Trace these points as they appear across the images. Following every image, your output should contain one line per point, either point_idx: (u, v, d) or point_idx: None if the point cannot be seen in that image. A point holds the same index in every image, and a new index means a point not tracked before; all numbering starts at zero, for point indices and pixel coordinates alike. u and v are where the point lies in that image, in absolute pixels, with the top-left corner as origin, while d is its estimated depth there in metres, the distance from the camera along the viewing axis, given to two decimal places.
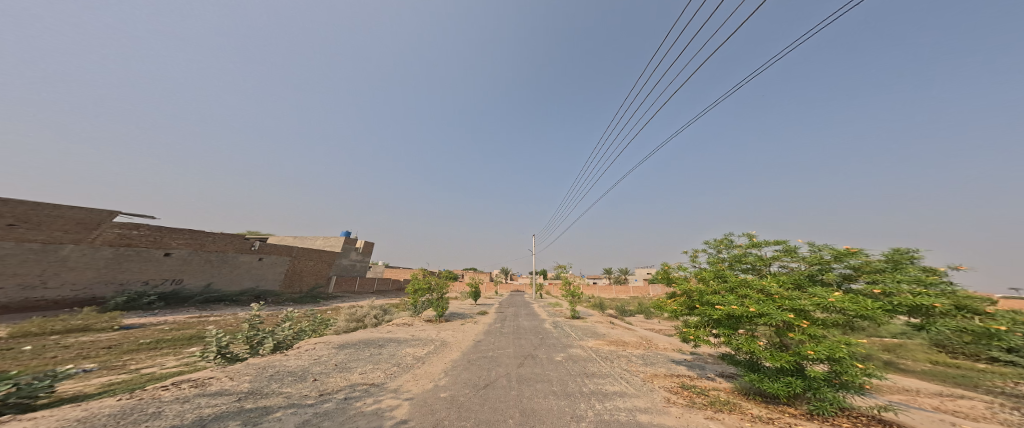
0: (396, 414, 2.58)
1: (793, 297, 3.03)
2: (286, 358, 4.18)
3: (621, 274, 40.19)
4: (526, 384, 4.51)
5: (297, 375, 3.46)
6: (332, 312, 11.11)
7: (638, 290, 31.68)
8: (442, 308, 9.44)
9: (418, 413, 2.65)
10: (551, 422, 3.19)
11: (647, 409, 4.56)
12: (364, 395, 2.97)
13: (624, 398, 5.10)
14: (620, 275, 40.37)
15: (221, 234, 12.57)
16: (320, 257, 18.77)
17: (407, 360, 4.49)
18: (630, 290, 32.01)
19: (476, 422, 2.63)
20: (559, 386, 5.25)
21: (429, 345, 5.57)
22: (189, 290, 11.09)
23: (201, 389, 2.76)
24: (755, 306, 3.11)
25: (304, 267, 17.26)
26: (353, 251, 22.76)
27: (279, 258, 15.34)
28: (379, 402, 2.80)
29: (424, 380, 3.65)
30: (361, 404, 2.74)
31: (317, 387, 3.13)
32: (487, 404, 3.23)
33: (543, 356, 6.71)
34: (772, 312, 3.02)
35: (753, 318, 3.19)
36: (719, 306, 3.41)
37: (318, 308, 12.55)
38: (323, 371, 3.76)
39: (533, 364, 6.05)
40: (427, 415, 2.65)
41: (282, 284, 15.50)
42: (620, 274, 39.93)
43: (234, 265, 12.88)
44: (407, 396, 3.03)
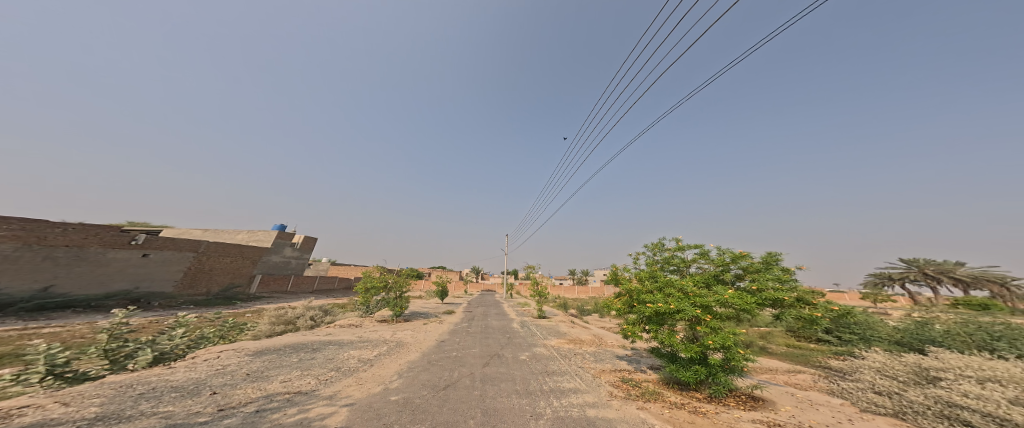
0: (329, 422, 2.36)
1: (702, 294, 3.52)
2: (171, 372, 3.51)
3: (582, 275, 42.37)
4: (489, 383, 4.48)
5: (186, 391, 2.93)
6: (253, 315, 9.67)
7: (596, 291, 33.79)
8: (400, 308, 8.89)
9: (360, 419, 2.46)
10: (512, 421, 3.20)
11: (594, 404, 4.87)
12: (283, 405, 2.65)
13: (576, 394, 5.38)
14: (581, 275, 42.35)
15: (77, 225, 10.10)
16: (241, 253, 16.29)
17: (352, 363, 4.14)
18: (589, 290, 33.94)
19: (433, 423, 2.52)
20: (521, 385, 5.35)
21: (382, 347, 5.22)
22: (6, 297, 8.27)
23: (8, 421, 2.15)
24: (674, 304, 3.55)
25: (215, 265, 14.78)
26: (285, 247, 20.37)
27: (174, 255, 12.86)
28: (306, 412, 2.53)
29: (370, 383, 3.40)
30: (279, 415, 2.43)
31: (216, 402, 2.69)
32: (447, 405, 3.14)
33: (508, 355, 6.72)
34: (685, 307, 3.49)
35: (674, 314, 3.64)
36: (650, 304, 3.82)
37: (233, 311, 10.80)
38: (227, 382, 3.25)
39: (499, 363, 6.05)
40: (371, 420, 2.47)
41: (177, 285, 12.86)
42: (583, 275, 41.94)
43: (97, 264, 10.23)
44: (345, 402, 2.79)
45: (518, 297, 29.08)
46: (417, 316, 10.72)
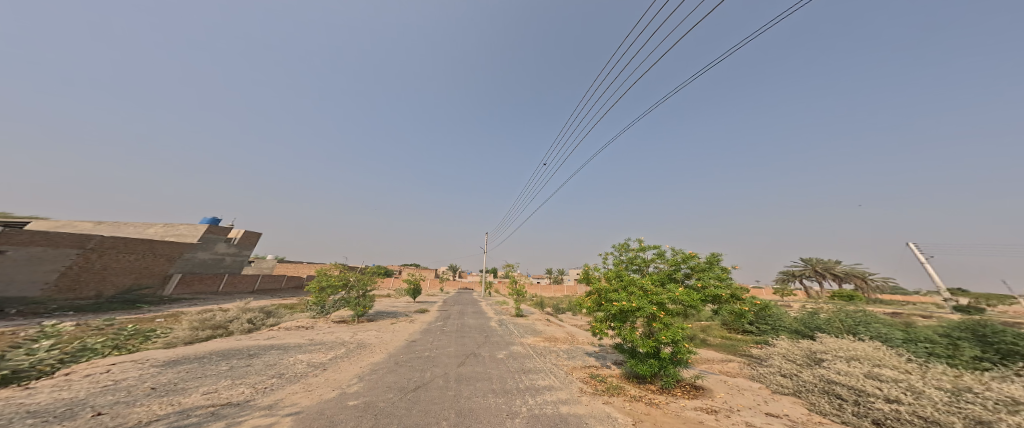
0: None
1: (659, 292, 3.77)
2: (34, 395, 2.91)
3: (558, 274, 43.23)
4: (465, 382, 4.41)
5: (54, 414, 2.43)
6: (168, 319, 8.44)
7: (570, 290, 34.72)
8: (363, 307, 8.48)
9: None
10: (488, 422, 3.16)
11: (566, 400, 5.00)
12: (208, 420, 2.38)
13: (550, 391, 5.48)
14: (557, 274, 43.22)
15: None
16: (151, 249, 13.77)
17: (301, 369, 3.85)
18: (564, 289, 34.75)
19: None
20: (498, 384, 5.34)
21: (339, 349, 4.92)
22: None
23: None
24: (636, 302, 3.76)
25: (114, 264, 12.17)
26: (219, 243, 18.05)
27: (49, 252, 10.30)
28: (238, 425, 2.30)
29: (323, 389, 3.17)
30: None
31: (109, 423, 2.31)
32: (417, 406, 3.03)
33: (485, 354, 6.63)
34: (645, 305, 3.71)
35: (634, 312, 3.88)
36: (616, 302, 4.00)
37: (147, 314, 9.36)
38: (121, 401, 2.77)
39: (475, 362, 5.95)
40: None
41: (53, 288, 10.22)
42: (559, 274, 42.81)
43: None
44: (289, 411, 2.58)
45: (496, 295, 29.07)
46: (384, 315, 10.19)
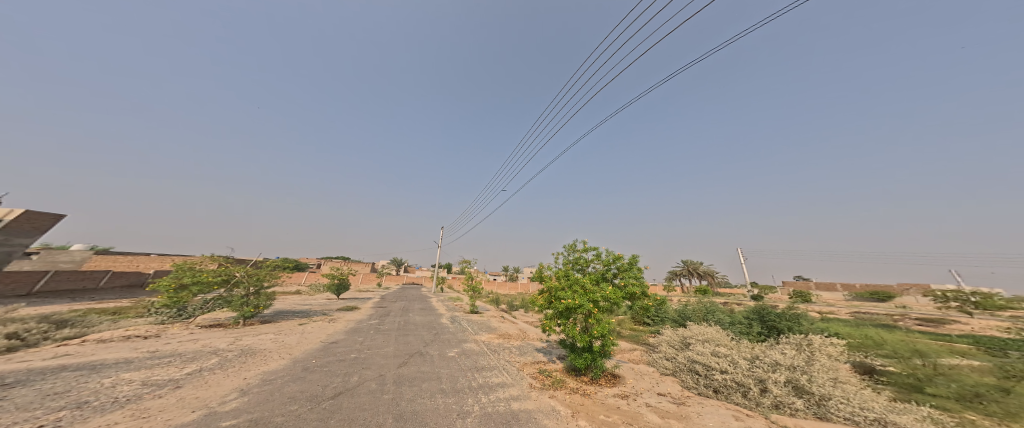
0: None
1: (596, 291, 4.06)
2: None
3: (514, 272, 43.85)
4: (406, 383, 4.15)
5: None
6: None
7: (524, 287, 35.60)
8: (254, 307, 7.35)
9: None
10: (436, 423, 3.02)
11: (519, 397, 4.95)
12: None
13: (504, 388, 5.41)
14: (514, 272, 43.93)
15: None
16: None
17: (127, 391, 3.02)
18: (519, 286, 35.51)
19: None
20: (447, 383, 5.18)
21: (206, 359, 4.14)
22: None
23: None
24: (578, 301, 3.97)
25: None
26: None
27: None
28: None
29: (173, 413, 2.55)
30: None
31: None
32: (337, 415, 2.69)
33: (434, 353, 6.03)
34: (584, 303, 3.95)
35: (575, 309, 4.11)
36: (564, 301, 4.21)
37: None
38: None
39: (423, 361, 5.53)
40: None
41: None
42: (514, 272, 43.57)
43: None
44: None
45: (449, 292, 28.25)
46: (285, 315, 9.09)
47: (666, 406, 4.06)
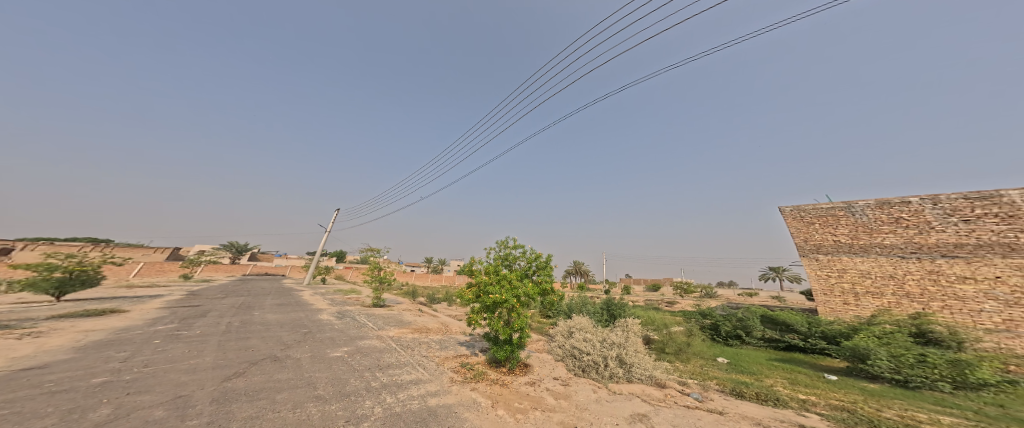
0: None
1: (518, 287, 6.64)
2: None
3: (439, 264, 42.20)
4: (247, 396, 3.29)
5: None
6: None
7: (449, 280, 34.81)
8: None
9: None
10: None
11: (437, 392, 5.81)
12: None
13: (417, 386, 6.18)
14: (438, 264, 42.45)
15: None
16: None
17: None
18: (443, 279, 34.46)
19: None
20: (325, 389, 4.53)
21: None
22: None
23: None
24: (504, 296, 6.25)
25: None
26: None
27: None
28: None
29: None
30: None
31: None
32: None
33: (298, 358, 4.93)
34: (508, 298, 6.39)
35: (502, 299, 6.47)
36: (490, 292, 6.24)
37: None
38: None
39: (281, 369, 4.50)
40: None
41: None
42: (439, 264, 42.06)
43: None
44: None
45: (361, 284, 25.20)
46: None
47: (561, 390, 6.36)
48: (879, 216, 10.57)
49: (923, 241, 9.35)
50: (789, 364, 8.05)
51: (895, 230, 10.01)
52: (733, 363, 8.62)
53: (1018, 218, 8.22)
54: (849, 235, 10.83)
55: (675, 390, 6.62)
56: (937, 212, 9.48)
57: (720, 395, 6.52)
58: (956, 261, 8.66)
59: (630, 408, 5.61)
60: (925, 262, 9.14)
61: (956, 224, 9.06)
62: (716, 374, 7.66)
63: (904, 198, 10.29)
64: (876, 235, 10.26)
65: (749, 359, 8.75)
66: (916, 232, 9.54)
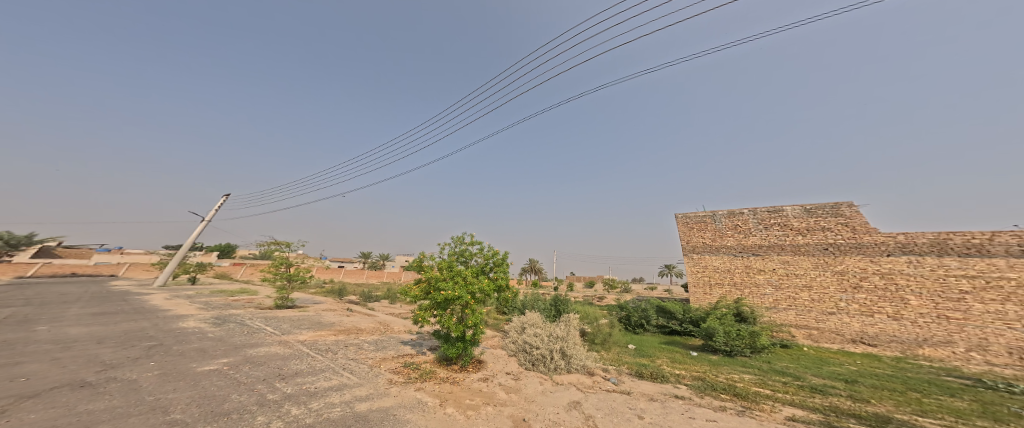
0: None
1: (473, 284, 7.88)
2: None
3: (379, 260, 39.69)
4: None
5: None
6: None
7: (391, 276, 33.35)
8: None
9: None
10: None
11: (365, 397, 5.43)
12: None
13: (338, 393, 5.60)
14: (378, 259, 39.92)
15: None
16: None
17: None
18: (384, 275, 32.72)
19: None
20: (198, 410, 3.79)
21: None
22: None
23: None
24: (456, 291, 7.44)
25: None
26: None
27: None
28: None
29: None
30: None
31: None
32: None
33: (144, 380, 3.92)
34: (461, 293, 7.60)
35: (455, 295, 7.60)
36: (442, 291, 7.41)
37: None
38: None
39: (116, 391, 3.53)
40: None
41: None
42: (380, 259, 39.64)
43: None
44: None
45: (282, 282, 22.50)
46: None
47: (512, 384, 7.69)
48: (729, 221, 15.01)
49: (745, 243, 13.94)
50: (669, 345, 12.13)
51: (734, 235, 14.53)
52: (638, 348, 11.88)
53: (787, 226, 13.31)
54: (711, 237, 15.09)
55: (599, 376, 8.65)
56: (754, 221, 14.27)
57: (630, 377, 8.88)
58: (759, 258, 13.36)
59: (567, 397, 7.02)
60: (745, 259, 13.77)
61: (762, 230, 13.88)
62: (630, 359, 10.36)
63: (740, 209, 14.83)
64: (723, 238, 14.73)
65: (648, 343, 12.57)
66: (743, 237, 14.04)
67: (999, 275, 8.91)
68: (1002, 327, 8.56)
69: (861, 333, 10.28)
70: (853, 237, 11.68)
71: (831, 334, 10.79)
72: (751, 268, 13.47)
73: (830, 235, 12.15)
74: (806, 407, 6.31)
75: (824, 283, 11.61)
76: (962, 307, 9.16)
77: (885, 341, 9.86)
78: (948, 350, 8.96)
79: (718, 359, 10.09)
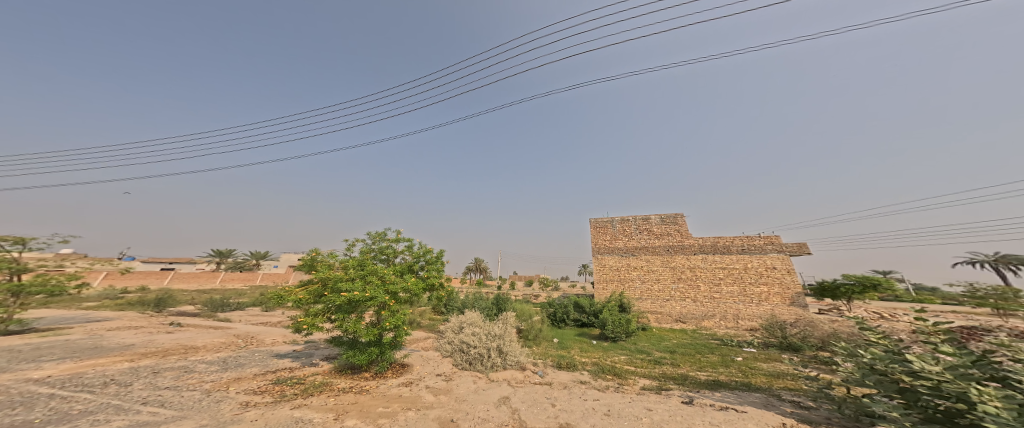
0: None
1: (396, 283, 8.22)
2: None
3: (248, 259, 32.11)
4: None
5: None
6: None
7: (265, 278, 28.81)
8: None
9: None
10: None
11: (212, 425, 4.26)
12: None
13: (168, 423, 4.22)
14: (245, 258, 32.06)
15: None
16: None
17: None
18: (255, 277, 27.71)
19: None
20: None
21: None
22: None
23: None
24: (370, 292, 7.65)
25: None
26: None
27: None
28: None
29: None
30: None
31: None
32: None
33: None
34: (377, 295, 7.78)
35: (368, 297, 7.69)
36: (347, 294, 7.50)
37: None
38: None
39: None
40: None
41: None
42: (247, 258, 32.04)
43: None
44: None
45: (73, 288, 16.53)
46: None
47: (442, 385, 7.70)
48: (621, 226, 20.27)
49: (629, 244, 19.52)
50: (582, 336, 14.46)
51: (622, 238, 19.85)
52: (561, 341, 13.55)
53: (651, 231, 19.43)
54: (608, 240, 20.21)
55: (530, 370, 9.44)
56: (634, 226, 20.01)
57: (553, 368, 9.75)
58: (634, 257, 19.02)
59: (500, 393, 7.25)
60: (627, 257, 19.22)
61: (637, 234, 19.64)
62: (554, 352, 11.57)
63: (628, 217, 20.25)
64: (615, 240, 20.02)
65: (566, 336, 14.50)
66: (628, 240, 19.61)
67: (733, 266, 16.98)
68: (731, 302, 16.47)
69: (681, 315, 16.97)
70: (681, 240, 18.44)
71: (666, 316, 17.21)
72: (630, 265, 19.02)
73: (673, 239, 18.71)
74: (652, 374, 9.51)
75: (664, 276, 17.99)
76: (719, 289, 16.82)
77: (689, 317, 16.79)
78: (713, 320, 16.34)
79: (609, 344, 12.57)
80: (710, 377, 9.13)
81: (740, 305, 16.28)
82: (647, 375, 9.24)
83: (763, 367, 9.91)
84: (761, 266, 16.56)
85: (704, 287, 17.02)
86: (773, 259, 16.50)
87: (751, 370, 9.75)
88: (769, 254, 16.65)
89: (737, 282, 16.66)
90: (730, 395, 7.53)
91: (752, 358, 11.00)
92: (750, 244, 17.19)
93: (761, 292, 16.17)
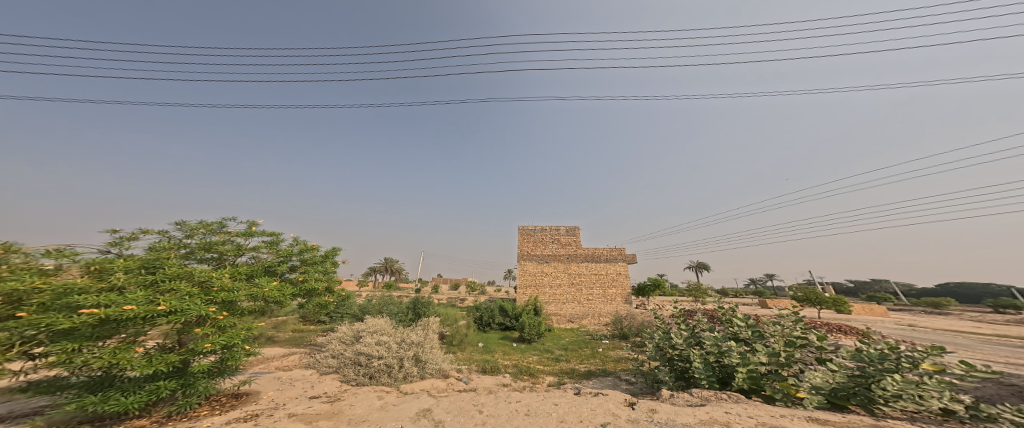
0: None
1: (230, 288, 3.75)
2: None
3: None
4: None
5: None
6: None
7: None
8: None
9: None
10: None
11: None
12: None
13: None
14: None
15: None
16: None
17: None
18: None
19: None
20: None
21: None
22: None
23: None
24: (172, 303, 3.04)
25: None
26: None
27: None
28: None
29: None
30: None
31: None
32: None
33: None
34: (190, 308, 3.19)
35: (171, 318, 3.07)
36: (97, 310, 2.62)
37: None
38: None
39: None
40: None
41: None
42: None
43: None
44: None
45: None
46: None
47: (327, 410, 5.12)
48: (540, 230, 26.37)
49: (544, 252, 25.24)
50: (502, 338, 16.73)
51: (540, 247, 25.60)
52: (484, 345, 14.76)
53: (554, 242, 25.72)
54: (529, 245, 25.71)
55: (454, 377, 8.21)
56: (549, 235, 25.98)
57: (477, 374, 8.88)
58: (543, 263, 24.45)
59: (420, 404, 5.30)
60: (541, 264, 24.47)
61: (547, 245, 25.64)
62: (477, 356, 12.14)
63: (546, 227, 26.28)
64: (534, 247, 25.60)
65: (492, 337, 16.67)
66: (544, 248, 25.39)
67: (604, 272, 23.75)
68: (595, 302, 22.92)
69: (571, 315, 22.16)
70: (576, 250, 25.06)
71: (556, 315, 22.14)
72: (543, 271, 24.21)
73: (570, 249, 25.25)
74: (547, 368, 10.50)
75: (563, 281, 23.67)
76: (592, 293, 23.21)
77: (575, 317, 21.95)
78: (584, 319, 21.75)
79: (525, 346, 14.67)
80: (586, 367, 10.51)
81: (601, 304, 22.78)
82: (552, 372, 9.66)
83: (612, 353, 13.26)
84: (615, 272, 23.71)
85: (583, 291, 23.25)
86: (620, 266, 23.85)
87: (602, 354, 13.33)
88: (618, 262, 23.93)
89: (601, 286, 23.35)
90: (600, 381, 8.36)
91: (601, 343, 15.83)
92: (613, 254, 24.50)
93: (612, 293, 22.96)
